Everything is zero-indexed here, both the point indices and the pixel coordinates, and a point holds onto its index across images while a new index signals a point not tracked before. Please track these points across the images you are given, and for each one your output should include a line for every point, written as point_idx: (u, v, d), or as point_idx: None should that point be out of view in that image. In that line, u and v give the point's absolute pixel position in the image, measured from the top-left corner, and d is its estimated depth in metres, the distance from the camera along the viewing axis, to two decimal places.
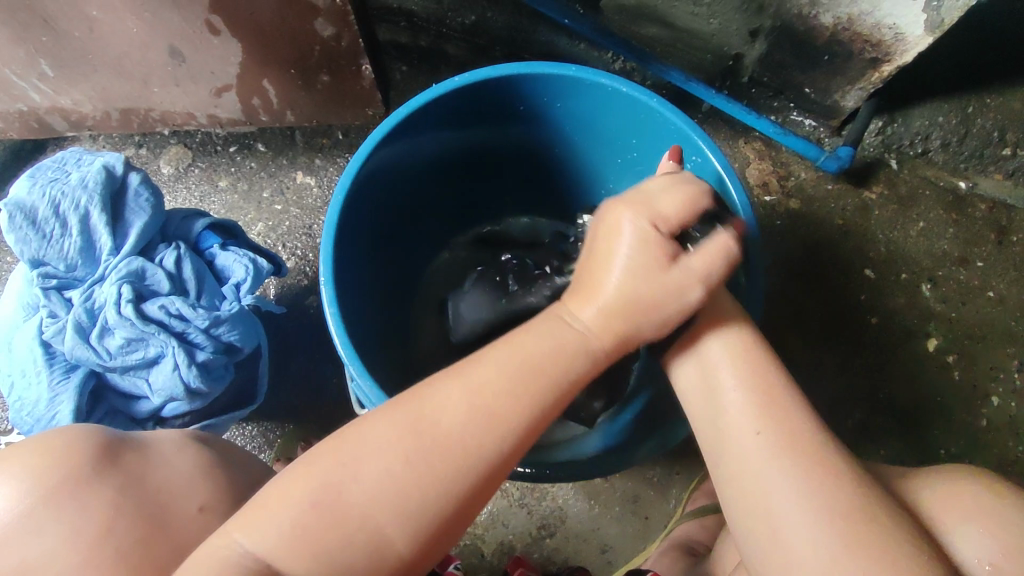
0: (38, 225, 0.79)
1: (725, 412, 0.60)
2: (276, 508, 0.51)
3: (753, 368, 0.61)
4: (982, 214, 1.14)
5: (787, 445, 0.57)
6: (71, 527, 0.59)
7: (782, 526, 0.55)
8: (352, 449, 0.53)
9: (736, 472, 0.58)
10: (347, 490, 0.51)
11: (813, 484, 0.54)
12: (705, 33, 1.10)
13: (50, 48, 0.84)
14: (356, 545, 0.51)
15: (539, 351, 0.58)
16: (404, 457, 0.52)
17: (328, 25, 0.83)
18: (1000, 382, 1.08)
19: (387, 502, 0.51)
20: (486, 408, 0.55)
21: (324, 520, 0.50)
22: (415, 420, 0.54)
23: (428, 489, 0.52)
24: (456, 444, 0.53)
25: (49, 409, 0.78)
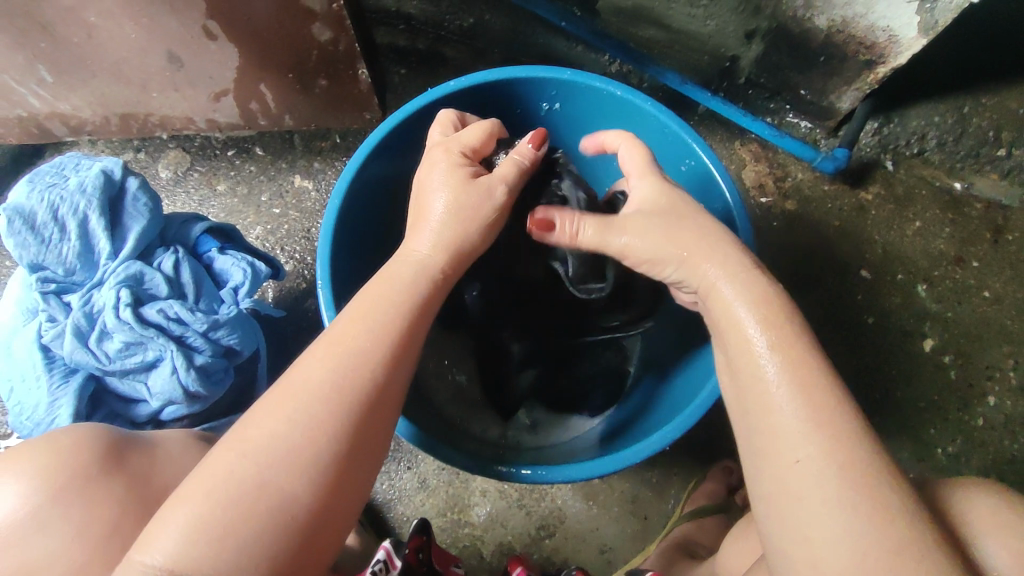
0: (37, 230, 0.80)
1: (764, 406, 0.53)
2: (172, 509, 0.49)
3: (777, 326, 0.56)
4: (977, 214, 1.15)
5: (827, 449, 0.50)
6: (72, 528, 0.59)
7: (801, 491, 0.50)
8: (249, 434, 0.52)
9: (778, 482, 0.51)
10: (234, 475, 0.50)
11: (830, 446, 0.50)
12: (700, 34, 1.11)
13: (50, 54, 0.84)
14: (261, 524, 0.49)
15: (389, 288, 0.61)
16: (294, 419, 0.52)
17: (325, 30, 0.83)
18: (997, 381, 1.08)
19: (277, 467, 0.50)
20: (360, 351, 0.56)
21: (231, 504, 0.49)
22: (288, 396, 0.53)
23: (309, 432, 0.52)
24: (320, 387, 0.54)
25: (48, 413, 0.79)
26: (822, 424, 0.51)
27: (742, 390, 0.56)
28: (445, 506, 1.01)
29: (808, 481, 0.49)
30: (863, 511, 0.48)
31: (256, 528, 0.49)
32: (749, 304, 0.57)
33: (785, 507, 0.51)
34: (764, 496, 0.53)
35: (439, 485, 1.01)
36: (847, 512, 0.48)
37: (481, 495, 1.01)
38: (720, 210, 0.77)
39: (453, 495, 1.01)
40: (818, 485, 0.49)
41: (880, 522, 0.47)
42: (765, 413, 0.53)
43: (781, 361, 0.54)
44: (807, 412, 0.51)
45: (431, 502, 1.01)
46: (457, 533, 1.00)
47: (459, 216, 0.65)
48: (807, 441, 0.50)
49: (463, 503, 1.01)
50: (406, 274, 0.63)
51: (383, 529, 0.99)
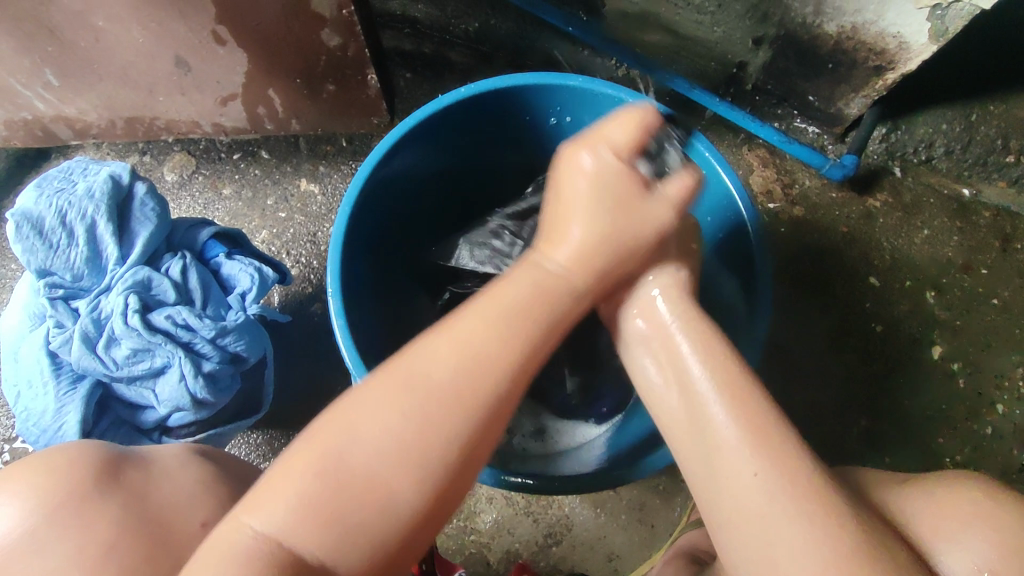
0: (44, 235, 0.79)
1: (709, 434, 0.55)
2: (285, 476, 0.50)
3: (698, 346, 0.58)
4: (985, 222, 1.15)
5: (777, 470, 0.51)
6: (75, 546, 0.58)
7: (750, 509, 0.52)
8: (368, 422, 0.51)
9: (734, 509, 0.53)
10: (345, 455, 0.50)
11: (769, 458, 0.52)
12: (709, 40, 1.10)
13: (57, 58, 0.84)
14: (367, 515, 0.49)
15: (522, 287, 0.57)
16: (407, 418, 0.51)
17: (334, 36, 0.83)
18: (1005, 390, 1.07)
19: (384, 456, 0.50)
20: (485, 354, 0.54)
21: (346, 489, 0.49)
22: (409, 392, 0.52)
23: (421, 431, 0.51)
24: (444, 392, 0.52)
25: (55, 420, 0.78)
26: (765, 441, 0.53)
27: (685, 416, 0.57)
28: (451, 513, 1.00)
29: (756, 500, 0.51)
30: (812, 523, 0.50)
31: (361, 521, 0.49)
32: (685, 330, 0.60)
33: (748, 532, 0.52)
34: (716, 512, 0.54)
35: None
36: (796, 524, 0.50)
37: (488, 502, 1.00)
38: (732, 218, 0.77)
39: (459, 502, 1.00)
40: (761, 499, 0.51)
41: (829, 540, 0.49)
42: (706, 437, 0.55)
43: (711, 382, 0.56)
44: (742, 427, 0.53)
45: None
46: (464, 540, 0.99)
47: (596, 247, 0.59)
48: (749, 462, 0.52)
49: (469, 510, 1.00)
50: (559, 290, 0.58)
51: None
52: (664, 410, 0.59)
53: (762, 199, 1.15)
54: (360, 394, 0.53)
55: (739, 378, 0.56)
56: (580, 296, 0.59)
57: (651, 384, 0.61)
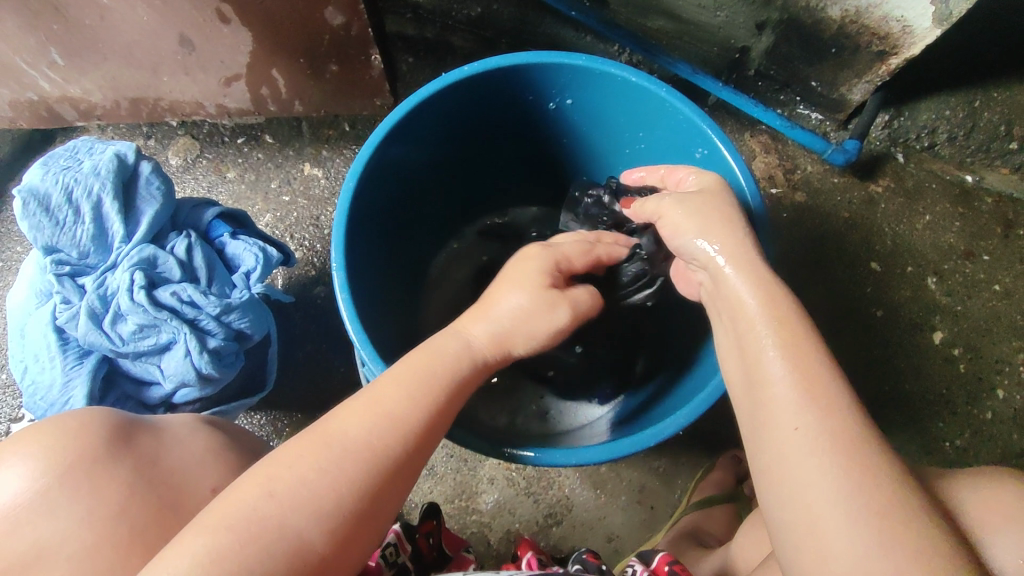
0: (51, 212, 0.80)
1: (763, 393, 0.56)
2: (193, 534, 0.48)
3: (772, 305, 0.59)
4: (987, 208, 1.15)
5: (821, 419, 0.52)
6: (86, 509, 0.59)
7: (790, 461, 0.52)
8: (278, 474, 0.52)
9: (776, 460, 0.53)
10: (255, 510, 0.50)
11: (821, 414, 0.52)
12: (712, 26, 1.10)
13: (63, 36, 0.84)
14: (276, 561, 0.49)
15: (440, 358, 0.62)
16: (322, 469, 0.52)
17: (338, 15, 0.83)
18: (1005, 375, 1.08)
19: (299, 509, 0.50)
20: (397, 411, 0.57)
21: (255, 536, 0.48)
22: (324, 446, 0.54)
23: (339, 485, 0.52)
24: (356, 448, 0.54)
25: (62, 394, 0.79)
26: (818, 397, 0.53)
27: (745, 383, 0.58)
28: (452, 494, 1.01)
29: (800, 450, 0.52)
30: (848, 472, 0.49)
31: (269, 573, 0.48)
32: (753, 289, 0.60)
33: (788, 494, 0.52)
34: (762, 472, 0.55)
35: (447, 473, 1.02)
36: (834, 477, 0.50)
37: (489, 483, 1.01)
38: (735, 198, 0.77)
39: (461, 482, 1.01)
40: (801, 454, 0.51)
41: (869, 488, 0.49)
42: (762, 392, 0.56)
43: (772, 334, 0.57)
44: (797, 377, 0.54)
45: (439, 490, 1.01)
46: (465, 520, 1.00)
47: (521, 318, 0.66)
48: (795, 415, 0.53)
49: (471, 490, 1.01)
50: (453, 353, 0.63)
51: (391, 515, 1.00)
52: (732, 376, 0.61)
53: (764, 184, 1.15)
54: (282, 452, 0.54)
55: (803, 337, 0.57)
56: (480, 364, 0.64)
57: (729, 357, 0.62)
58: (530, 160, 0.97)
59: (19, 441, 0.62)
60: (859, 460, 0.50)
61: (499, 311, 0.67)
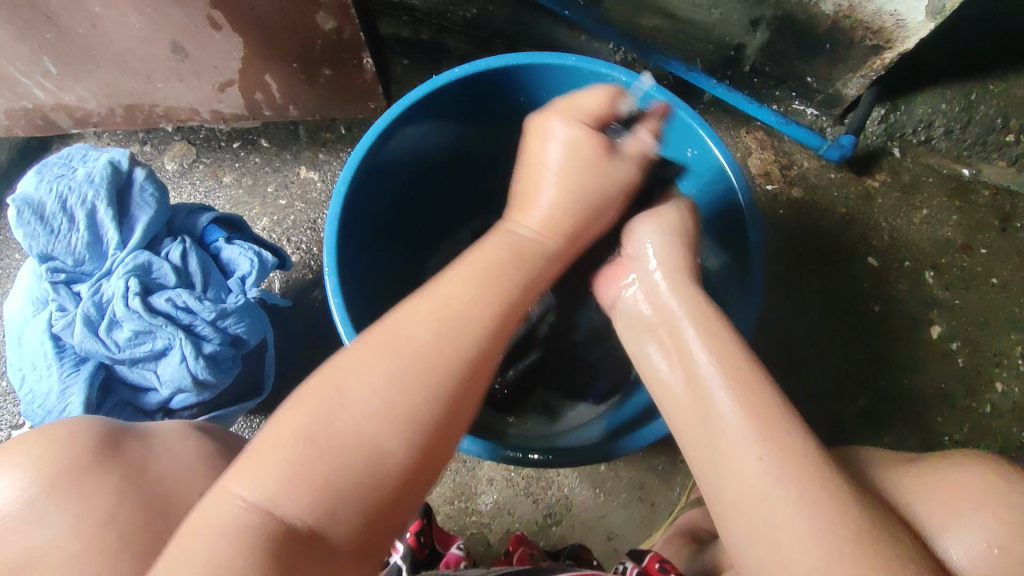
0: (45, 220, 0.80)
1: (710, 421, 0.55)
2: (264, 455, 0.47)
3: (709, 332, 0.59)
4: (985, 201, 1.14)
5: (779, 452, 0.51)
6: (80, 513, 0.60)
7: (756, 496, 0.51)
8: (345, 379, 0.50)
9: (741, 491, 0.52)
10: (332, 414, 0.48)
11: (772, 444, 0.52)
12: (706, 23, 1.09)
13: (55, 45, 0.84)
14: (357, 470, 0.47)
15: (495, 258, 0.61)
16: (392, 375, 0.50)
17: (329, 19, 0.83)
18: (1005, 368, 1.08)
19: (373, 411, 0.49)
20: (465, 315, 0.55)
21: (339, 439, 0.47)
22: (384, 343, 0.52)
23: (410, 390, 0.50)
24: (423, 347, 0.52)
25: (60, 400, 0.80)
26: (768, 429, 0.53)
27: (694, 412, 0.57)
28: (451, 495, 1.01)
29: (757, 483, 0.51)
30: (817, 506, 0.49)
31: (376, 469, 0.48)
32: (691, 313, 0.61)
33: (753, 525, 0.51)
34: (722, 509, 0.54)
35: (446, 474, 1.02)
36: (796, 506, 0.50)
37: (488, 483, 1.01)
38: (726, 195, 0.77)
39: (459, 483, 1.01)
40: (764, 489, 0.51)
41: (833, 520, 0.49)
42: (710, 422, 0.55)
43: (718, 368, 0.56)
44: (748, 413, 0.53)
45: (438, 491, 1.01)
46: (465, 521, 1.00)
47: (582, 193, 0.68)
48: (754, 446, 0.52)
49: (470, 491, 1.01)
50: (498, 254, 0.62)
51: None
52: (671, 398, 0.59)
53: (761, 180, 1.15)
54: (347, 357, 0.52)
55: (755, 379, 0.55)
56: (549, 257, 0.64)
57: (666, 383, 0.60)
58: None
59: (10, 452, 0.63)
60: (815, 489, 0.50)
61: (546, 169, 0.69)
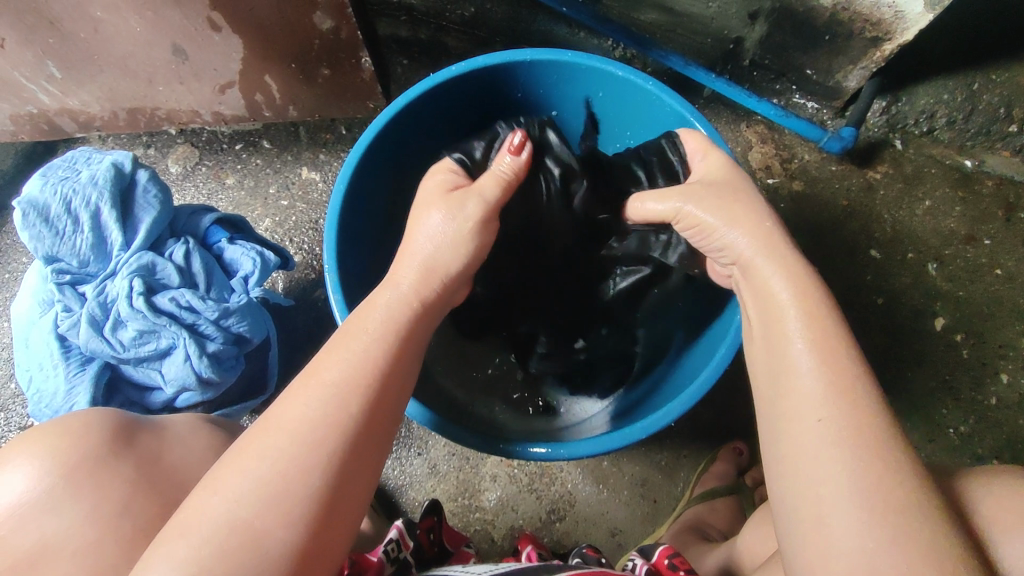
0: (51, 222, 0.82)
1: (786, 383, 0.55)
2: (160, 555, 0.47)
3: (798, 293, 0.59)
4: (988, 191, 1.14)
5: (843, 413, 0.51)
6: (85, 507, 0.60)
7: (809, 451, 0.51)
8: (223, 480, 0.50)
9: (797, 446, 0.52)
10: (208, 513, 0.48)
11: (845, 408, 0.51)
12: (705, 17, 1.10)
13: (58, 49, 0.85)
14: (239, 555, 0.46)
15: (379, 311, 0.62)
16: (270, 455, 0.50)
17: (327, 19, 0.84)
18: (1010, 360, 1.07)
19: (253, 500, 0.48)
20: (339, 379, 0.55)
21: (219, 535, 0.47)
22: (259, 430, 0.52)
23: (290, 468, 0.50)
24: (301, 424, 0.52)
25: (67, 400, 0.81)
26: (840, 388, 0.52)
27: (771, 366, 0.57)
28: (456, 492, 1.02)
29: (813, 442, 0.51)
30: (866, 468, 0.49)
31: (261, 553, 0.47)
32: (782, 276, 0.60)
33: (800, 481, 0.51)
34: (775, 467, 0.54)
35: (450, 471, 1.02)
36: (841, 466, 0.49)
37: (492, 480, 1.02)
38: None
39: (463, 480, 1.02)
40: (815, 445, 0.51)
41: (881, 485, 0.48)
42: (780, 380, 0.56)
43: (800, 333, 0.56)
44: (820, 370, 0.54)
45: (442, 488, 1.02)
46: (469, 517, 1.01)
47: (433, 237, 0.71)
48: (820, 405, 0.52)
49: (474, 488, 1.02)
50: (386, 305, 0.63)
51: (395, 513, 1.01)
52: (754, 353, 0.61)
53: (761, 175, 1.15)
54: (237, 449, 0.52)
55: (840, 346, 0.54)
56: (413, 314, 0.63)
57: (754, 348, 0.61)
58: None
59: (23, 445, 0.63)
60: (867, 450, 0.49)
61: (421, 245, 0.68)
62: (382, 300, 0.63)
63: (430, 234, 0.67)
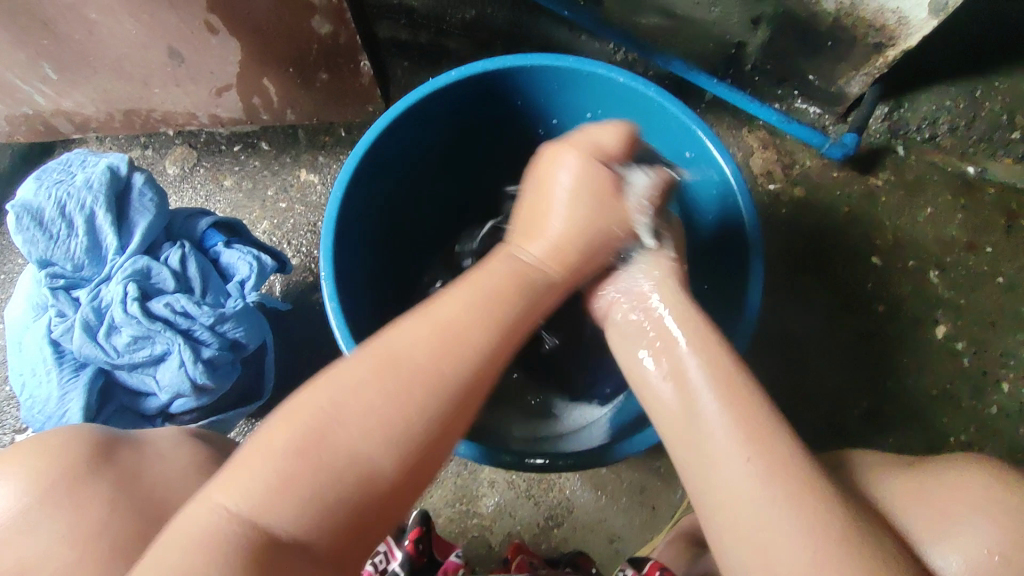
0: (45, 226, 0.81)
1: (697, 432, 0.55)
2: (257, 454, 0.49)
3: (693, 342, 0.59)
4: (990, 200, 1.12)
5: (768, 463, 0.51)
6: (79, 518, 0.60)
7: (743, 497, 0.51)
8: (343, 403, 0.51)
9: (728, 494, 0.52)
10: (324, 437, 0.50)
11: (761, 446, 0.52)
12: (707, 22, 1.09)
13: (54, 51, 0.84)
14: (350, 491, 0.49)
15: (493, 277, 0.61)
16: (387, 393, 0.52)
17: (325, 23, 0.83)
18: (1011, 369, 1.06)
19: (363, 432, 0.50)
20: (474, 340, 0.56)
21: (329, 448, 0.49)
22: (383, 366, 0.53)
23: (401, 414, 0.51)
24: (422, 368, 0.53)
25: (60, 406, 0.80)
26: (752, 431, 0.53)
27: (684, 416, 0.56)
28: (452, 497, 1.01)
29: (743, 482, 0.51)
30: (802, 513, 0.49)
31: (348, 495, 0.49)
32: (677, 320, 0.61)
33: (739, 529, 0.51)
34: (710, 515, 0.53)
35: (447, 476, 1.02)
36: (785, 515, 0.49)
37: (489, 486, 1.01)
38: (724, 198, 0.77)
39: (461, 486, 1.01)
40: (745, 492, 0.51)
41: (818, 518, 0.48)
42: (699, 429, 0.55)
43: (707, 384, 0.56)
44: (734, 415, 0.54)
45: (439, 494, 1.01)
46: (466, 523, 1.00)
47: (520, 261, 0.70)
48: (741, 449, 0.52)
49: (471, 494, 1.01)
50: (496, 274, 0.62)
51: None
52: (655, 401, 0.59)
53: (762, 180, 1.14)
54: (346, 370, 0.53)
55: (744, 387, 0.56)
56: (528, 305, 0.61)
57: (662, 399, 0.59)
58: (524, 164, 0.96)
59: (17, 456, 0.63)
60: (802, 492, 0.50)
61: (557, 194, 0.66)
62: (506, 262, 0.64)
63: (567, 177, 0.66)
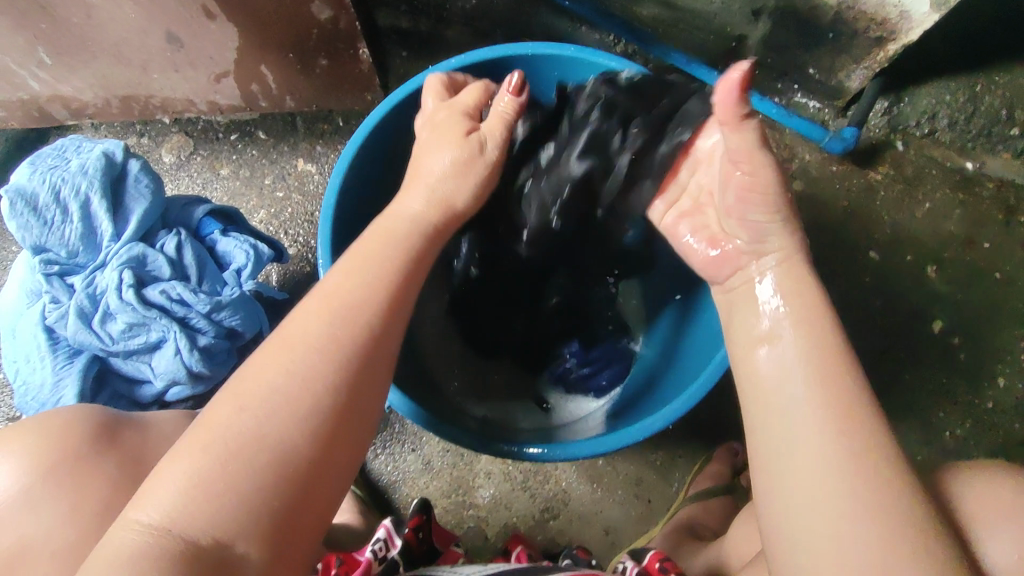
0: (39, 212, 0.80)
1: (784, 406, 0.53)
2: (168, 466, 0.47)
3: (820, 333, 0.55)
4: (988, 194, 1.12)
5: (851, 444, 0.49)
6: (71, 505, 0.59)
7: (817, 479, 0.49)
8: (246, 387, 0.51)
9: (798, 473, 0.50)
10: (237, 421, 0.49)
11: (850, 433, 0.50)
12: (707, 12, 1.07)
13: (50, 35, 0.84)
14: (263, 475, 0.48)
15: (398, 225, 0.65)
16: (290, 371, 0.51)
17: (325, 8, 0.82)
18: (1008, 363, 1.07)
19: (275, 419, 0.49)
20: (356, 299, 0.57)
21: (244, 455, 0.48)
22: (279, 347, 0.53)
23: (305, 400, 0.51)
24: (317, 340, 0.53)
25: (53, 393, 0.80)
26: (845, 414, 0.51)
27: (773, 382, 0.55)
28: (449, 488, 1.01)
29: (823, 460, 0.49)
30: (877, 519, 0.47)
31: (259, 475, 0.47)
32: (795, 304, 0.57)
33: (802, 505, 0.49)
34: (771, 494, 0.52)
35: (443, 467, 1.01)
36: (856, 509, 0.47)
37: (486, 477, 1.01)
38: None
39: (457, 477, 1.01)
40: (818, 461, 0.49)
41: (892, 526, 0.46)
42: (786, 406, 0.53)
43: (804, 364, 0.54)
44: (827, 401, 0.51)
45: (435, 484, 1.01)
46: (461, 515, 1.00)
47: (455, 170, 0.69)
48: (831, 431, 0.50)
49: (467, 485, 1.01)
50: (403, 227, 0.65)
51: (387, 510, 1.00)
52: (752, 372, 0.57)
53: None
54: (242, 375, 0.53)
55: (845, 372, 0.53)
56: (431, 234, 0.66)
57: (758, 366, 0.57)
58: None
59: (9, 439, 0.62)
60: (882, 488, 0.48)
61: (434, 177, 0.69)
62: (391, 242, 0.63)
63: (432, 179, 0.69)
